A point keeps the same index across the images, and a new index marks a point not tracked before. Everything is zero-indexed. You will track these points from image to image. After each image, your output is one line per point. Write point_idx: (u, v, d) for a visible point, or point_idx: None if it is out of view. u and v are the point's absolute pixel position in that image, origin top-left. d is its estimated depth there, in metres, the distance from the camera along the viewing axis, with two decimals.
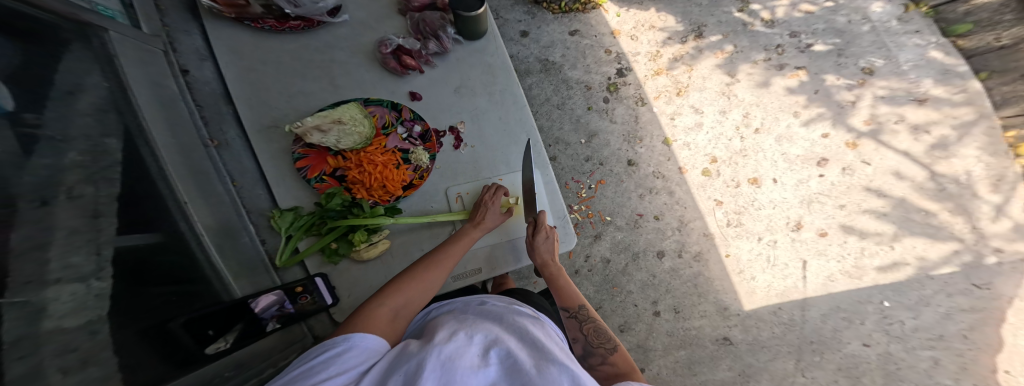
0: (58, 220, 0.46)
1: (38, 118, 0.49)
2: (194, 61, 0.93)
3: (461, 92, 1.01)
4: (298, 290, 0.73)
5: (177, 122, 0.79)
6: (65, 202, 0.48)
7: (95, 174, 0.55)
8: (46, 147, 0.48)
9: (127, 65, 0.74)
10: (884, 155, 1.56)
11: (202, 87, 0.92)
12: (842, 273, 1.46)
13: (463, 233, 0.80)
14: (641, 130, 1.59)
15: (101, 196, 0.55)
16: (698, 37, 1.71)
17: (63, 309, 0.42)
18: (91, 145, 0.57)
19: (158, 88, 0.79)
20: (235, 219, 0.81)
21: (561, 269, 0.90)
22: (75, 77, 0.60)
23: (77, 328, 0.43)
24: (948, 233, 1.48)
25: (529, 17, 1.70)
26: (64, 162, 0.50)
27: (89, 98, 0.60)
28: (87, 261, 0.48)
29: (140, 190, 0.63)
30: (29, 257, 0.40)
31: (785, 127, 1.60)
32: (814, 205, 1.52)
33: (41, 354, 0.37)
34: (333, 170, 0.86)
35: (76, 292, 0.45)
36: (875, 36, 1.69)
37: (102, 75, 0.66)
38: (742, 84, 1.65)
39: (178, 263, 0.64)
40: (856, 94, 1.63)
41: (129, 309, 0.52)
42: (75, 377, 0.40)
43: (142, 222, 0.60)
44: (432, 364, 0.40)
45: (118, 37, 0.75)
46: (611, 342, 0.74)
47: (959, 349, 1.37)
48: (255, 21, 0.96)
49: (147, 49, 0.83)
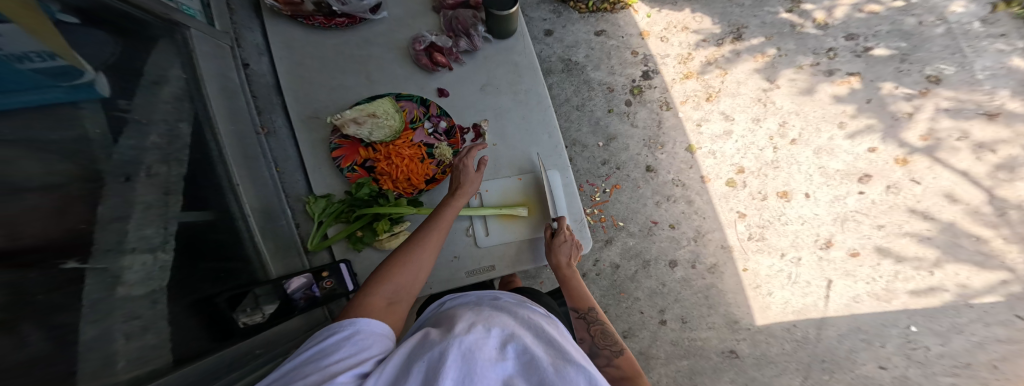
0: (137, 195, 0.53)
1: (129, 104, 0.56)
2: (254, 55, 0.96)
3: (487, 90, 1.00)
4: (324, 274, 0.78)
5: (235, 110, 0.83)
6: (144, 180, 0.55)
7: (170, 154, 0.61)
8: (133, 130, 0.55)
9: (201, 59, 0.78)
10: (938, 174, 1.43)
11: (259, 79, 0.95)
12: (870, 295, 1.40)
13: (445, 201, 0.77)
14: (663, 136, 1.52)
15: (172, 176, 0.61)
16: (736, 39, 1.58)
17: (134, 277, 0.48)
18: (169, 129, 0.63)
19: (224, 79, 0.83)
20: (275, 202, 0.86)
21: (575, 271, 0.91)
22: (161, 69, 0.66)
23: (142, 296, 0.49)
24: (998, 262, 1.37)
25: (555, 15, 1.61)
26: (144, 144, 0.57)
27: (169, 88, 0.66)
28: (156, 234, 0.54)
29: (201, 172, 0.68)
30: (111, 228, 0.47)
31: (826, 139, 1.49)
32: (848, 224, 1.43)
33: (112, 319, 0.43)
34: (363, 161, 0.88)
35: (145, 263, 0.51)
36: (949, 39, 1.50)
37: (182, 67, 0.72)
38: (781, 91, 1.53)
39: (226, 240, 0.69)
40: (915, 105, 1.47)
41: (184, 281, 0.57)
42: (136, 342, 0.46)
43: (200, 199, 0.66)
44: (454, 354, 0.41)
45: (197, 34, 0.79)
46: (618, 346, 0.74)
47: (985, 379, 1.31)
48: (306, 18, 0.96)
49: (218, 44, 0.86)
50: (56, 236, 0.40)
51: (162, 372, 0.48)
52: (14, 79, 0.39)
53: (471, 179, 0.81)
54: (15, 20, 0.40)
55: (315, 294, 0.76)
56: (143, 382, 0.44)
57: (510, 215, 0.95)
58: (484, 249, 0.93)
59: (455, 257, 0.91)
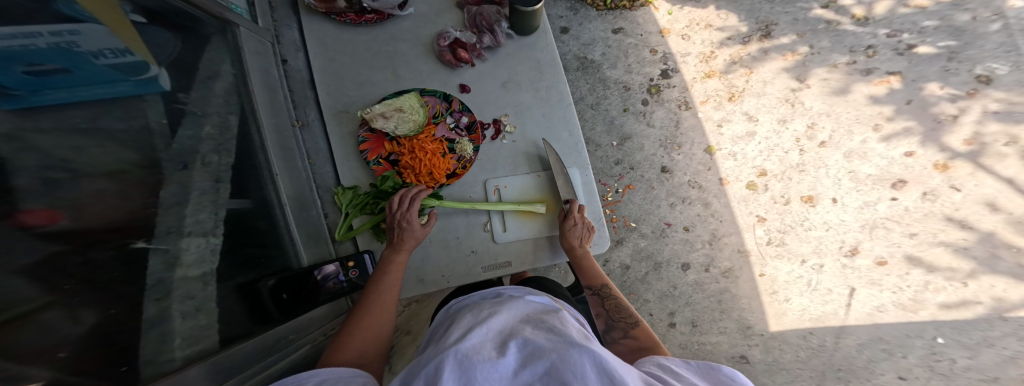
0: (194, 182, 0.57)
1: (187, 97, 0.60)
2: (292, 51, 0.98)
3: (508, 86, 1.00)
4: (350, 264, 0.83)
5: (275, 103, 0.87)
6: (199, 168, 0.59)
7: (221, 145, 0.66)
8: (190, 120, 0.59)
9: (248, 56, 0.81)
10: (981, 181, 1.35)
11: (296, 75, 0.97)
12: (895, 305, 1.36)
13: (389, 259, 0.79)
14: (680, 136, 1.49)
15: (222, 165, 0.65)
16: (764, 37, 1.51)
17: (190, 259, 0.53)
18: (220, 121, 0.67)
19: (266, 75, 0.87)
20: (307, 192, 0.90)
21: (586, 251, 0.91)
22: (214, 64, 0.70)
23: (197, 277, 0.53)
24: None
25: (571, 13, 1.56)
26: (200, 134, 0.61)
27: (221, 83, 0.70)
28: (208, 219, 0.59)
29: (246, 162, 0.72)
30: (171, 212, 0.51)
31: (858, 142, 1.42)
32: (877, 231, 1.38)
33: (170, 299, 0.48)
34: (388, 155, 0.91)
35: (199, 246, 0.55)
36: (1005, 36, 1.39)
37: (231, 63, 0.75)
38: (812, 91, 1.46)
39: (267, 228, 0.74)
40: (961, 107, 1.38)
41: (228, 268, 0.62)
42: (190, 321, 0.50)
43: (244, 188, 0.70)
44: (451, 365, 0.42)
45: (245, 32, 0.83)
46: (634, 317, 0.75)
47: None
48: (339, 14, 0.97)
49: (262, 41, 0.89)
50: (126, 221, 0.44)
51: (210, 351, 0.53)
52: (89, 74, 0.44)
53: (417, 234, 0.81)
54: (98, 18, 0.46)
55: (341, 283, 0.81)
56: (193, 360, 0.49)
57: (528, 211, 0.96)
58: (501, 245, 0.95)
59: (473, 252, 0.94)
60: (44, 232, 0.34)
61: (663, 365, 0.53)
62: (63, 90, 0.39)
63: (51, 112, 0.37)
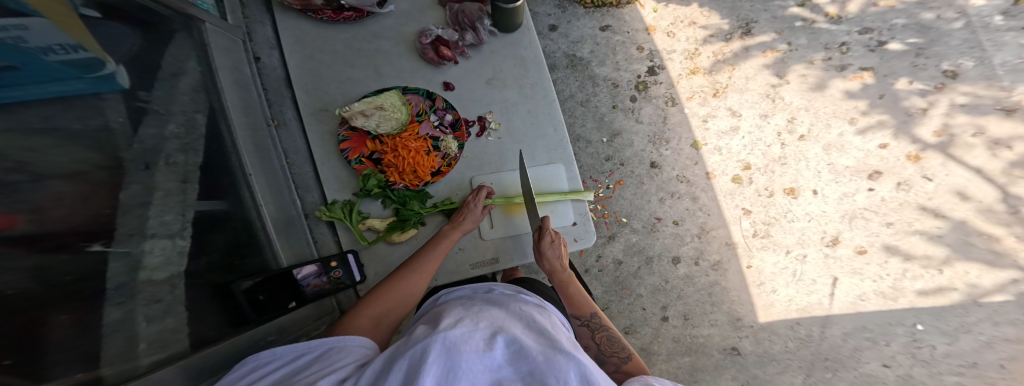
0: (158, 182, 0.55)
1: (149, 95, 0.58)
2: (265, 49, 0.98)
3: (493, 84, 1.00)
4: (333, 264, 0.81)
5: (248, 103, 0.85)
6: (164, 168, 0.57)
7: (188, 144, 0.64)
8: (153, 119, 0.57)
9: (216, 52, 0.80)
10: (951, 171, 1.41)
11: (270, 72, 0.97)
12: (877, 294, 1.39)
13: (444, 234, 0.85)
14: (668, 132, 1.51)
15: (190, 165, 0.63)
16: (745, 34, 1.55)
17: (155, 262, 0.51)
18: (186, 120, 0.64)
19: (237, 73, 0.85)
20: (285, 192, 0.89)
21: (572, 275, 0.94)
22: (179, 61, 0.67)
23: (163, 281, 0.52)
24: (1009, 261, 1.36)
25: (559, 10, 1.58)
26: (164, 133, 0.59)
27: (188, 80, 0.68)
28: (176, 220, 0.57)
29: (218, 163, 0.70)
30: (134, 214, 0.49)
31: (836, 135, 1.46)
32: (857, 221, 1.42)
33: (134, 303, 0.46)
34: (371, 153, 0.90)
35: (165, 248, 0.53)
36: (969, 33, 1.46)
37: (197, 60, 0.73)
38: (792, 86, 1.50)
39: (242, 229, 0.73)
40: (930, 101, 1.44)
41: (198, 271, 0.60)
42: (156, 325, 0.49)
43: (216, 189, 0.69)
44: (438, 349, 0.42)
45: (212, 28, 0.81)
46: (625, 350, 0.78)
47: (991, 378, 1.32)
48: (316, 12, 0.95)
49: (232, 38, 0.88)
50: (85, 220, 0.42)
51: (179, 356, 0.52)
52: (42, 72, 0.40)
53: (475, 218, 0.87)
54: (43, 15, 0.43)
55: (324, 283, 0.80)
56: (161, 364, 0.48)
57: (515, 206, 0.96)
58: (489, 242, 0.95)
59: (461, 249, 0.94)
60: (3, 239, 0.31)
61: None
62: (16, 88, 0.36)
63: (11, 108, 0.36)
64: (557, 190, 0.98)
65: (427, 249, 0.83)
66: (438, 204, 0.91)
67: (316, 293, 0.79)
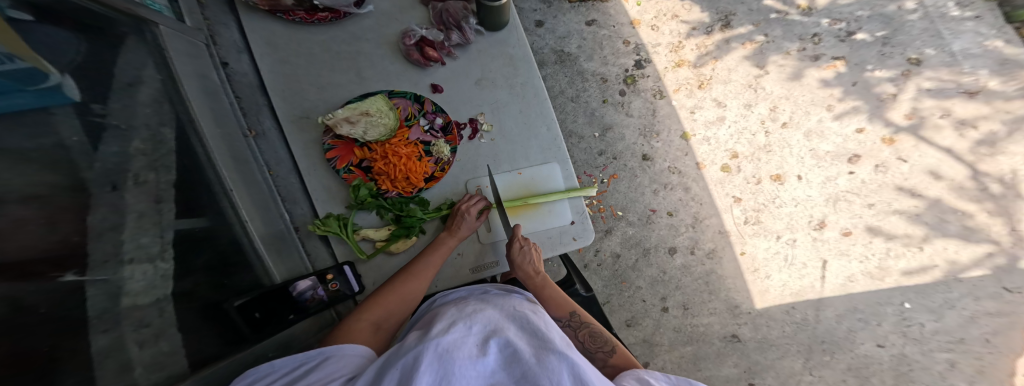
0: (128, 204, 0.52)
1: (104, 108, 0.54)
2: (233, 53, 0.97)
3: (482, 84, 1.00)
4: (329, 277, 0.80)
5: (220, 113, 0.84)
6: (132, 188, 0.54)
7: (156, 161, 0.61)
8: (112, 135, 0.54)
9: (176, 58, 0.77)
10: (924, 152, 1.47)
11: (241, 78, 0.96)
12: (864, 274, 1.44)
13: (440, 241, 0.85)
14: (658, 124, 1.54)
15: (161, 183, 0.61)
16: (725, 27, 1.60)
17: (137, 287, 0.49)
18: (151, 134, 0.62)
19: (204, 80, 0.84)
20: (270, 202, 0.89)
21: (547, 278, 0.88)
22: (134, 70, 0.65)
23: (149, 305, 0.51)
24: (984, 236, 1.43)
25: (545, 5, 1.60)
26: (128, 150, 0.56)
27: (147, 90, 0.65)
28: (154, 242, 0.55)
29: (193, 177, 0.69)
30: (106, 238, 0.47)
31: (815, 122, 1.52)
32: (840, 204, 1.46)
33: (121, 328, 0.45)
34: (359, 161, 0.88)
35: (147, 272, 0.52)
36: (927, 23, 1.54)
37: (156, 68, 0.70)
38: (771, 77, 1.56)
39: (228, 246, 0.73)
40: (898, 86, 1.52)
41: (187, 291, 0.59)
42: (150, 349, 0.48)
43: (195, 207, 0.67)
44: (431, 357, 0.44)
45: (167, 30, 0.77)
46: (609, 344, 0.77)
47: (979, 353, 1.38)
48: (287, 12, 0.94)
49: (193, 42, 0.86)
50: (53, 248, 0.40)
51: (179, 377, 0.52)
52: None
53: (470, 226, 0.87)
54: None
55: (323, 296, 0.79)
56: None
57: (513, 208, 0.96)
58: (487, 245, 0.95)
59: (459, 254, 0.94)
60: None
61: (643, 379, 0.59)
62: None
63: None
64: (553, 188, 0.98)
65: (425, 255, 0.83)
66: (441, 208, 0.91)
67: (315, 308, 0.77)
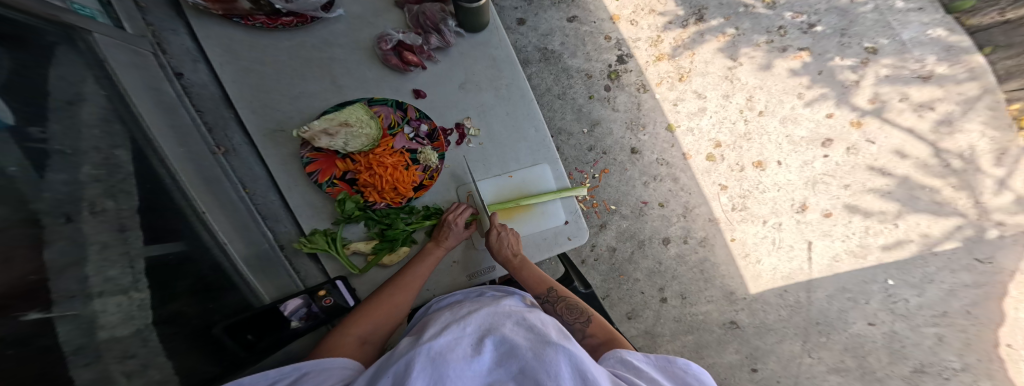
0: (87, 235, 0.47)
1: (44, 132, 0.47)
2: (189, 62, 0.91)
3: (466, 87, 1.01)
4: (322, 293, 0.75)
5: (183, 129, 0.80)
6: (89, 218, 0.49)
7: (113, 187, 0.56)
8: (59, 161, 0.47)
9: (119, 69, 0.68)
10: (889, 133, 1.56)
11: (200, 90, 0.90)
12: (847, 253, 1.48)
13: (428, 252, 0.84)
14: (643, 117, 1.58)
15: (123, 210, 0.56)
16: (699, 20, 1.67)
17: (113, 320, 0.46)
18: (103, 158, 0.56)
19: (158, 94, 0.77)
20: (249, 220, 0.85)
21: (525, 260, 0.87)
22: (71, 86, 0.56)
23: (129, 336, 0.48)
24: (951, 209, 1.51)
25: (526, 3, 1.65)
26: (78, 176, 0.50)
27: (91, 108, 0.57)
28: (124, 274, 0.51)
29: (160, 201, 0.64)
30: (69, 273, 0.43)
31: (789, 109, 1.59)
32: (819, 186, 1.52)
33: (105, 361, 0.43)
34: (343, 173, 0.86)
35: (121, 304, 0.48)
36: (878, 15, 1.66)
37: (97, 82, 0.62)
38: (744, 68, 1.63)
39: (207, 270, 0.69)
40: (859, 74, 1.61)
41: (170, 316, 0.57)
42: (139, 380, 0.47)
43: (169, 232, 0.63)
44: (423, 362, 0.42)
45: (102, 38, 0.67)
46: (584, 314, 0.80)
47: (963, 325, 1.43)
48: (244, 17, 0.90)
49: (136, 51, 0.77)
50: (9, 287, 0.35)
51: None
52: None
53: (459, 235, 0.86)
54: None
55: (315, 314, 0.75)
56: None
57: (505, 212, 0.96)
58: (483, 251, 0.94)
59: (455, 262, 0.91)
60: None
61: (625, 360, 0.58)
62: None
63: None
64: (545, 189, 0.99)
65: (413, 265, 0.81)
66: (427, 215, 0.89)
67: (311, 325, 0.74)
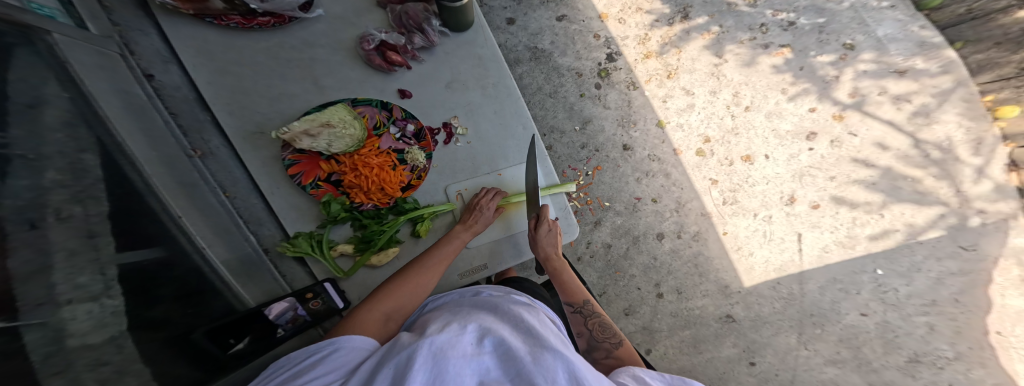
0: (53, 242, 0.45)
1: (5, 135, 0.45)
2: (160, 63, 0.89)
3: (453, 87, 1.01)
4: (309, 295, 0.75)
5: (156, 132, 0.78)
6: (54, 224, 0.47)
7: (80, 192, 0.54)
8: (21, 166, 0.45)
9: (83, 71, 0.66)
10: (870, 126, 1.61)
11: (173, 92, 0.89)
12: (836, 243, 1.50)
13: (456, 234, 0.83)
14: (634, 114, 1.60)
15: (92, 216, 0.54)
16: (685, 18, 1.71)
17: (83, 327, 0.44)
18: (68, 162, 0.54)
19: (128, 97, 0.75)
20: (229, 224, 0.84)
21: (564, 263, 0.90)
22: (32, 88, 0.53)
23: (101, 343, 0.46)
24: (934, 198, 1.54)
25: (515, 3, 1.67)
26: (42, 182, 0.48)
27: (54, 112, 0.55)
28: (93, 281, 0.49)
29: (133, 206, 0.63)
30: (35, 282, 0.40)
31: (774, 104, 1.63)
32: (806, 178, 1.55)
33: (76, 369, 0.41)
34: (327, 175, 0.85)
35: (91, 311, 0.47)
36: (853, 12, 1.72)
37: (61, 86, 0.59)
38: (729, 64, 1.67)
39: (187, 274, 0.67)
40: (839, 69, 1.66)
41: (149, 323, 0.55)
42: None
43: (144, 239, 0.61)
44: (424, 357, 0.41)
45: (63, 39, 0.65)
46: (616, 336, 0.78)
47: (952, 313, 1.45)
48: (218, 17, 0.89)
49: (104, 53, 0.76)
50: None
51: None
52: None
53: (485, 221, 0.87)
54: None
55: (302, 317, 0.75)
56: None
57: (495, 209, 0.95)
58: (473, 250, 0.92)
59: None
60: None
61: (637, 376, 0.57)
62: None
63: None
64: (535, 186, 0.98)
65: (437, 247, 0.80)
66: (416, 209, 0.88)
67: (296, 329, 0.74)
